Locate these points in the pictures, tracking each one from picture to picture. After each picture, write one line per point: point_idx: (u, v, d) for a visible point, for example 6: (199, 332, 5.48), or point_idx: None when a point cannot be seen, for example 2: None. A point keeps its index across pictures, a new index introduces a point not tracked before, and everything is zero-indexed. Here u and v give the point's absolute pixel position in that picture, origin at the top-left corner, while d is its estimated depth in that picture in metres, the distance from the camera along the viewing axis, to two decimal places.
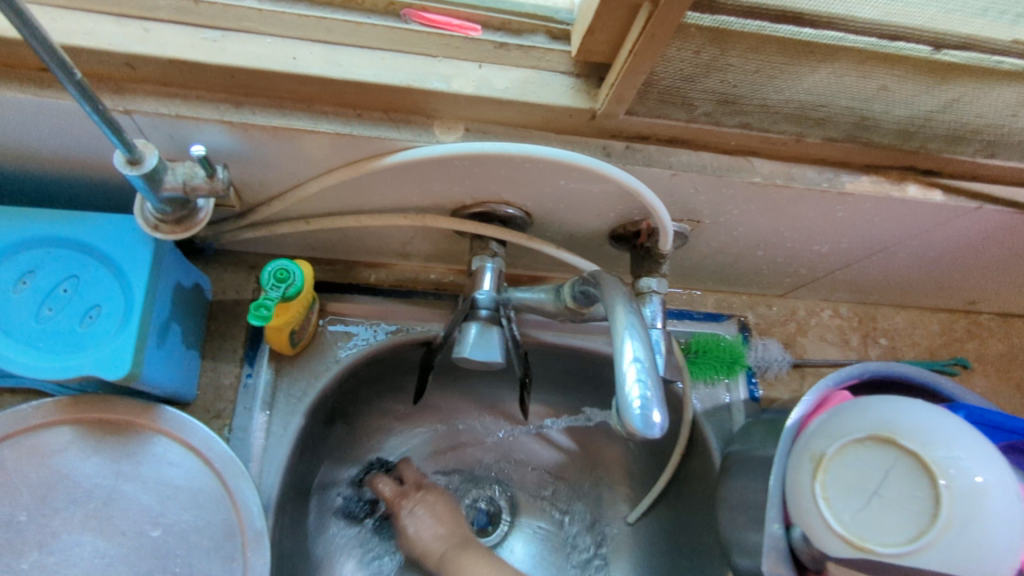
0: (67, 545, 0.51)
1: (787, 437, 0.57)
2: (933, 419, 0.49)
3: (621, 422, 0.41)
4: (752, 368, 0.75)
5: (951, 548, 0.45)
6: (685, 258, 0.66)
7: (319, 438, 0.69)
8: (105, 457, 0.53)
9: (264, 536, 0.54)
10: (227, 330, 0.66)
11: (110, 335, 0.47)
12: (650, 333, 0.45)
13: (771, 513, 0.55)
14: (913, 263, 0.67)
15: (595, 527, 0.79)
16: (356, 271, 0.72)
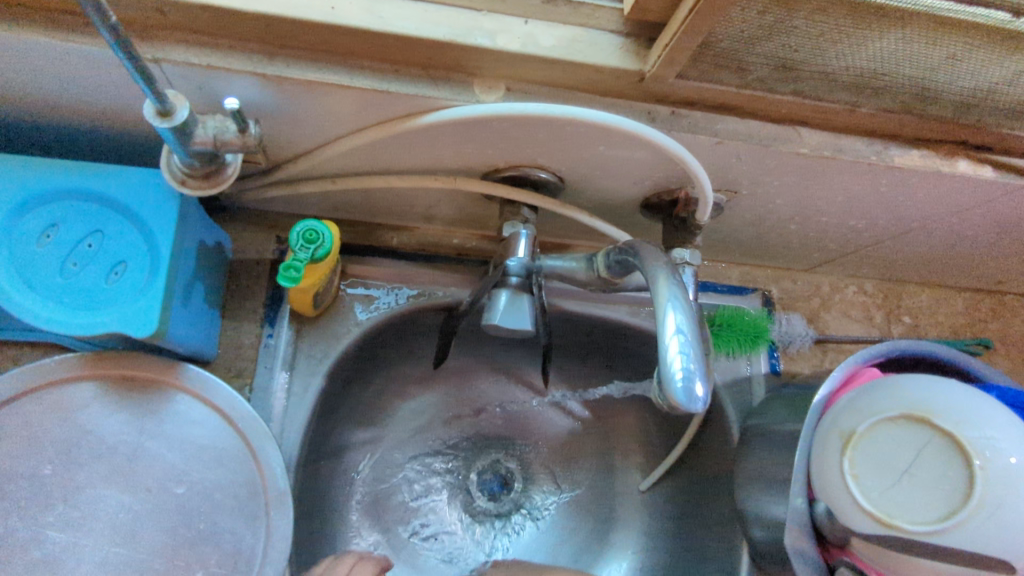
0: (92, 499, 0.51)
1: (814, 412, 0.57)
2: (968, 400, 0.49)
3: (663, 395, 0.41)
4: (774, 343, 0.74)
5: (983, 528, 0.45)
6: (716, 229, 0.65)
7: (336, 399, 0.69)
8: (129, 413, 0.53)
9: (287, 497, 0.54)
10: (248, 290, 0.65)
11: (136, 292, 0.46)
12: (692, 305, 0.44)
13: (794, 488, 0.55)
14: (947, 241, 0.66)
15: (608, 494, 0.79)
16: (378, 233, 0.71)
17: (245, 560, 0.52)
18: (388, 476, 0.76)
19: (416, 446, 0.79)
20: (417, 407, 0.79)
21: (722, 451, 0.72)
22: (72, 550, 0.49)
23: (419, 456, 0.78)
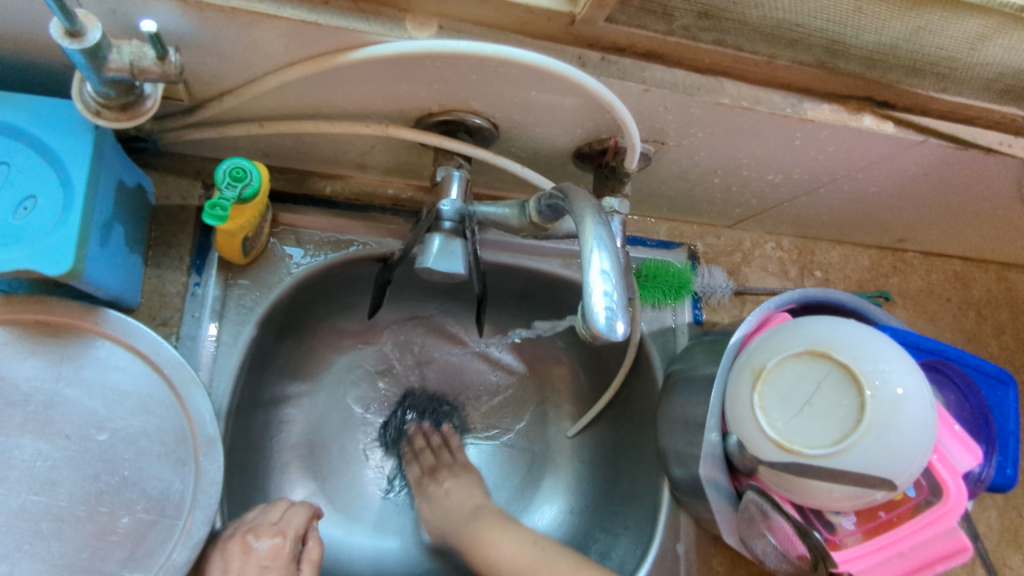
0: (5, 448, 0.49)
1: (730, 353, 0.61)
2: (863, 337, 0.53)
3: (585, 328, 0.43)
4: (697, 294, 0.78)
5: (870, 450, 0.49)
6: (645, 182, 0.67)
7: (269, 352, 0.73)
8: (44, 359, 0.51)
9: (217, 442, 0.54)
10: (172, 238, 0.62)
11: (47, 228, 0.43)
12: (616, 248, 0.46)
13: (710, 424, 0.59)
14: (855, 197, 0.71)
15: (537, 442, 0.86)
16: (310, 182, 0.69)
17: (175, 505, 0.52)
18: (322, 429, 0.80)
19: (350, 399, 0.83)
20: (352, 360, 0.83)
21: (647, 395, 0.77)
22: None
23: (353, 407, 0.83)
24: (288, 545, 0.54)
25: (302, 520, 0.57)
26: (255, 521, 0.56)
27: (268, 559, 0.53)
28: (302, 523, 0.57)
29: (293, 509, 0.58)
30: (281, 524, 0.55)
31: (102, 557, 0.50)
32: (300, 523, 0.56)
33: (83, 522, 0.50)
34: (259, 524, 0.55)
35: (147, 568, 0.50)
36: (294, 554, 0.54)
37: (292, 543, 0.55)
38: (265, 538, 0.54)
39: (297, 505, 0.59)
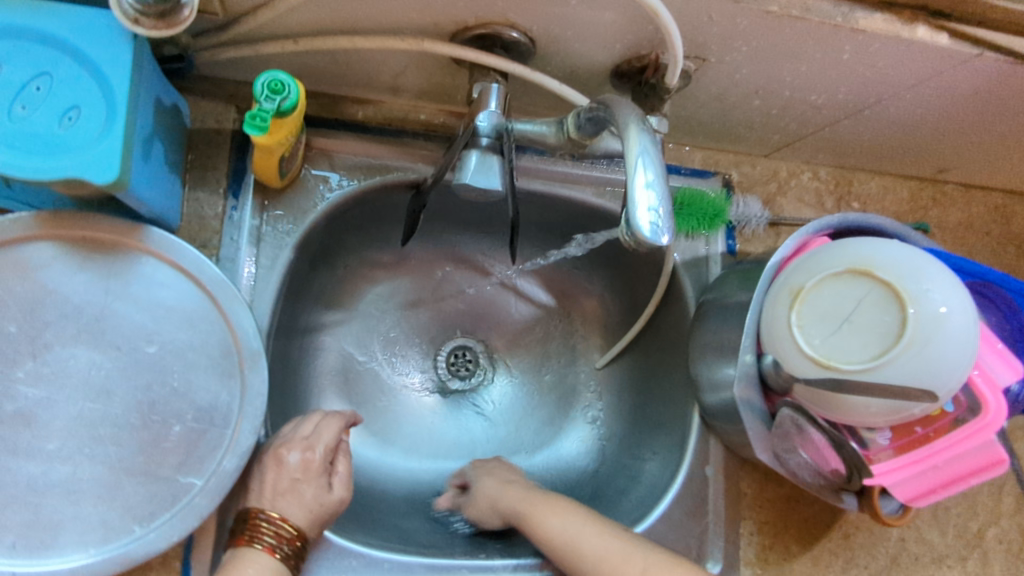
0: (61, 357, 0.51)
1: (767, 276, 0.60)
2: (906, 255, 0.53)
3: (628, 233, 0.44)
4: (732, 223, 0.77)
5: (909, 364, 0.49)
6: (682, 104, 0.66)
7: (304, 280, 0.75)
8: (92, 273, 0.52)
9: (261, 357, 0.55)
10: (209, 161, 0.63)
11: (92, 139, 0.44)
12: (662, 160, 0.45)
13: (744, 346, 0.59)
14: (899, 120, 0.68)
15: (565, 374, 0.88)
16: (343, 106, 0.68)
17: (222, 416, 0.54)
18: (356, 357, 0.82)
19: (383, 329, 0.85)
20: (384, 291, 0.85)
21: (677, 324, 0.78)
22: (46, 404, 0.50)
23: (386, 337, 0.85)
24: (319, 457, 0.57)
25: (335, 434, 0.60)
26: (287, 435, 0.59)
27: (299, 472, 0.56)
28: (335, 436, 0.59)
29: (325, 422, 0.60)
30: (314, 438, 0.58)
31: (157, 461, 0.52)
32: (331, 438, 0.59)
33: (137, 428, 0.52)
34: (290, 439, 0.58)
35: (199, 473, 0.53)
36: (325, 466, 0.58)
37: (324, 456, 0.58)
38: (296, 451, 0.57)
39: (331, 416, 0.61)
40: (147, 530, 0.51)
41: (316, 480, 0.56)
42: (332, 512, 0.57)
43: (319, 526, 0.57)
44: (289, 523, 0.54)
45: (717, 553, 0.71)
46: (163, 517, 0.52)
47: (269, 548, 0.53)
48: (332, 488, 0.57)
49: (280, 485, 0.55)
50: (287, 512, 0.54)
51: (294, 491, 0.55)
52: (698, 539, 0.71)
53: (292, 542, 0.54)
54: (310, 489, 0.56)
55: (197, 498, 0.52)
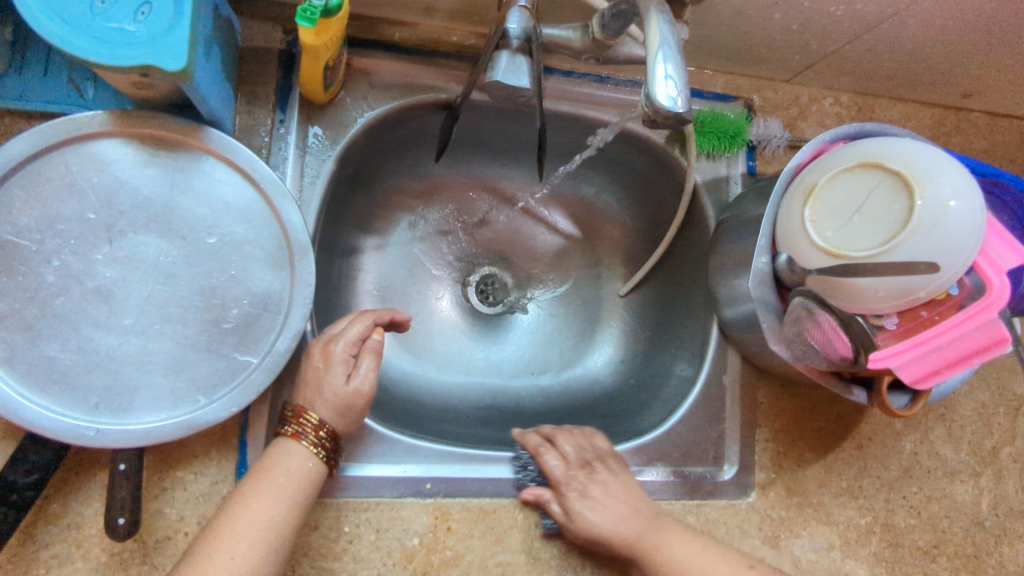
0: (134, 243, 0.57)
1: (786, 180, 0.63)
2: (916, 149, 0.56)
3: (647, 103, 0.48)
4: (752, 144, 0.79)
5: (916, 248, 0.52)
6: (705, 20, 0.68)
7: (344, 200, 0.78)
8: (159, 170, 0.58)
9: (309, 250, 0.60)
10: (258, 77, 0.67)
11: (162, 29, 0.48)
12: (680, 39, 0.48)
13: (760, 249, 0.62)
14: (920, 35, 0.70)
15: (591, 300, 0.92)
16: (379, 28, 0.72)
17: (275, 302, 0.60)
18: (393, 279, 0.87)
19: (417, 254, 0.89)
20: (418, 218, 0.89)
21: (699, 244, 0.81)
22: (121, 284, 0.56)
23: (421, 262, 0.89)
24: (338, 350, 0.60)
25: (362, 331, 0.62)
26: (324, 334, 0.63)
27: (320, 363, 0.60)
28: (362, 330, 0.62)
29: (357, 320, 0.63)
30: (339, 334, 0.61)
31: (218, 340, 0.58)
32: (354, 332, 0.61)
33: (200, 310, 0.58)
34: (325, 335, 0.62)
35: (255, 352, 0.58)
36: (347, 358, 0.60)
37: (345, 348, 0.61)
38: (321, 347, 0.61)
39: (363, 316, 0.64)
40: (211, 400, 0.57)
41: (333, 370, 0.59)
42: (355, 402, 0.59)
43: (343, 416, 0.59)
44: (312, 414, 0.58)
45: (732, 457, 0.76)
46: (225, 390, 0.57)
47: (295, 436, 0.57)
48: (347, 378, 0.59)
49: (308, 377, 0.60)
50: (309, 405, 0.58)
51: (316, 380, 0.59)
52: (715, 442, 0.77)
53: (316, 432, 0.57)
54: (329, 379, 0.59)
55: (254, 374, 0.58)
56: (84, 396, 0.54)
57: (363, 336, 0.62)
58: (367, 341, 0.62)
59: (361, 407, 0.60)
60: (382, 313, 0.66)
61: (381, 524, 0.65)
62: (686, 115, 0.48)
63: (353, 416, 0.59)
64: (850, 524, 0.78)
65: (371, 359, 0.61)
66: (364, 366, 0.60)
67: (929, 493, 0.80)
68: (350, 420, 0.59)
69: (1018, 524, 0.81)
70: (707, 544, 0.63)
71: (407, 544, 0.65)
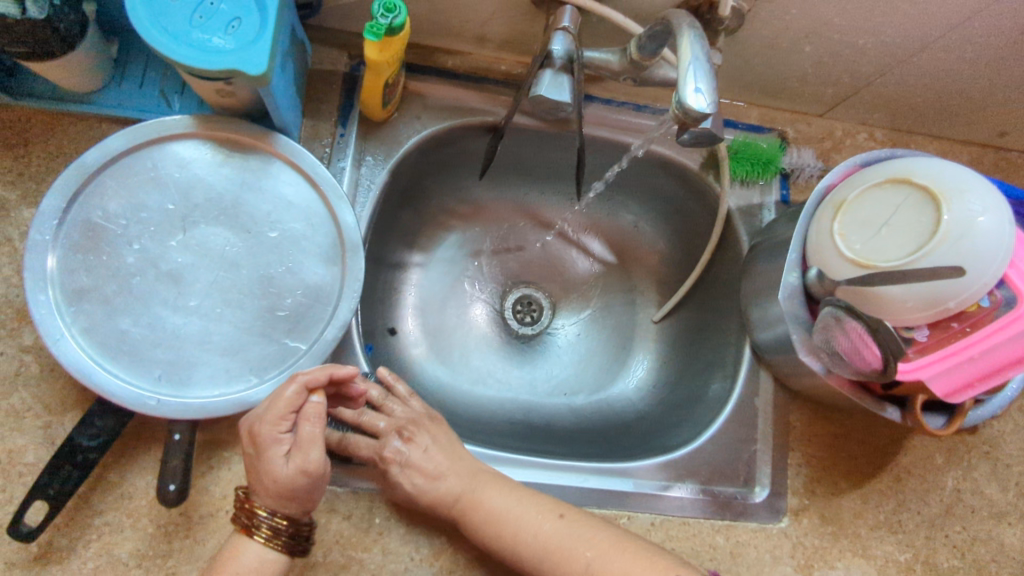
0: (205, 233, 0.62)
1: (817, 199, 0.65)
2: (945, 165, 0.58)
3: (678, 104, 0.51)
4: (785, 172, 0.82)
5: (944, 258, 0.53)
6: (736, 52, 0.73)
7: (393, 215, 0.84)
8: (233, 169, 0.64)
9: (360, 248, 0.65)
10: (324, 95, 0.74)
11: (249, 40, 0.55)
12: (709, 46, 0.52)
13: (790, 265, 0.64)
14: (950, 68, 0.72)
15: (626, 325, 0.93)
16: (435, 56, 0.79)
17: (327, 294, 0.64)
18: (433, 293, 0.90)
19: (458, 271, 0.93)
20: (461, 237, 0.93)
21: (732, 268, 0.83)
22: (191, 269, 0.61)
23: (461, 279, 0.93)
24: (267, 430, 0.54)
25: (293, 401, 0.55)
26: (258, 410, 0.56)
27: (252, 449, 0.54)
28: (292, 403, 0.54)
29: (285, 387, 0.55)
30: (266, 411, 0.54)
31: (272, 326, 0.62)
32: (283, 406, 0.54)
33: (258, 297, 0.62)
34: (257, 412, 0.55)
35: (305, 338, 0.63)
36: (280, 436, 0.54)
37: (274, 427, 0.54)
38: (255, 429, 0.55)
39: (297, 377, 0.56)
40: (262, 380, 0.61)
41: (266, 456, 0.53)
42: (298, 484, 0.53)
43: (291, 500, 0.54)
44: (260, 506, 0.54)
45: (763, 479, 0.76)
46: (275, 371, 0.61)
47: (246, 531, 0.55)
48: (281, 462, 0.53)
49: (249, 464, 0.55)
50: (256, 495, 0.54)
51: (255, 468, 0.54)
52: (746, 463, 0.76)
53: (267, 524, 0.54)
54: (264, 464, 0.53)
55: (303, 359, 0.62)
56: (150, 367, 0.59)
57: (296, 407, 0.55)
58: (303, 411, 0.55)
59: (309, 485, 0.54)
60: (319, 373, 0.56)
61: (410, 519, 0.67)
62: (712, 116, 0.52)
63: (303, 495, 0.54)
64: (888, 560, 0.75)
65: (312, 424, 0.54)
66: (301, 438, 0.54)
67: (975, 534, 0.76)
68: (302, 500, 0.54)
69: None
70: (523, 496, 0.64)
71: (435, 541, 0.67)
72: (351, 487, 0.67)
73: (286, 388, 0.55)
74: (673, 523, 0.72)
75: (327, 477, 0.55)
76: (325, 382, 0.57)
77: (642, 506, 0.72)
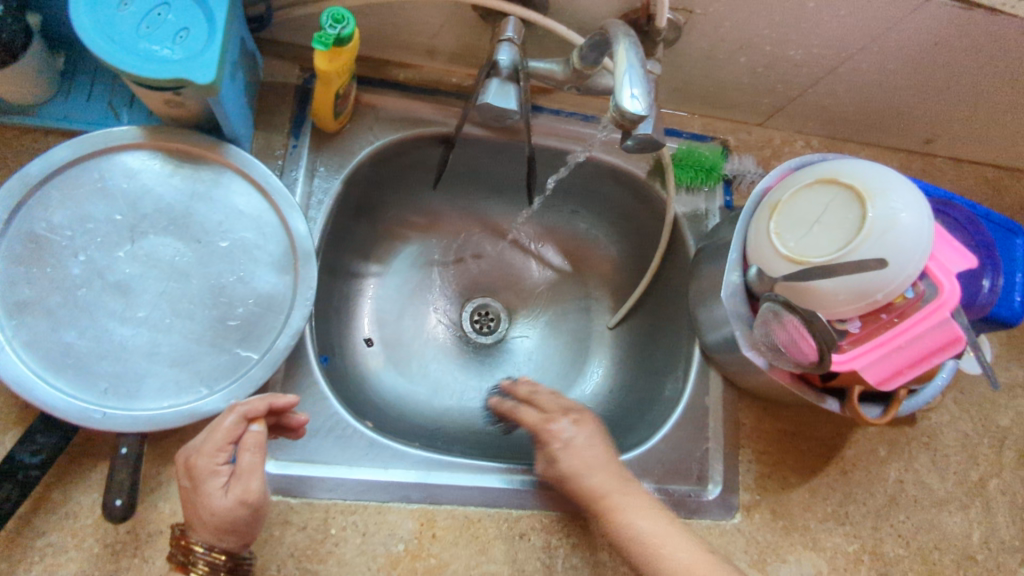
0: (153, 244, 0.62)
1: (755, 201, 0.68)
2: (869, 165, 0.61)
3: (614, 107, 0.54)
4: (728, 178, 0.86)
5: (870, 252, 0.56)
6: (677, 63, 0.76)
7: (349, 225, 0.84)
8: (183, 180, 0.64)
9: (312, 256, 0.65)
10: (276, 108, 0.75)
11: (197, 50, 0.56)
12: (642, 52, 0.55)
13: (732, 266, 0.67)
14: (875, 78, 0.77)
15: (583, 332, 0.95)
16: (387, 69, 0.81)
17: (278, 303, 0.64)
18: (392, 303, 0.91)
19: (416, 281, 0.93)
20: (419, 247, 0.94)
21: (681, 271, 0.86)
22: (138, 280, 0.61)
23: (419, 289, 0.93)
24: (204, 462, 0.53)
25: (231, 432, 0.55)
26: (194, 442, 0.55)
27: (188, 482, 0.54)
28: (230, 434, 0.54)
29: (224, 417, 0.55)
30: (204, 443, 0.54)
31: (223, 336, 0.62)
32: (221, 439, 0.54)
33: (208, 308, 0.62)
34: (195, 443, 0.55)
35: (256, 348, 0.62)
36: (218, 467, 0.54)
37: (211, 458, 0.54)
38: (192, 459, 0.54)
39: (235, 407, 0.56)
40: (212, 391, 0.60)
41: (204, 489, 0.53)
42: (237, 515, 0.53)
43: (229, 533, 0.54)
44: (197, 542, 0.54)
45: (716, 476, 0.78)
46: (226, 382, 0.61)
47: (183, 567, 0.54)
48: (221, 493, 0.53)
49: (183, 496, 0.54)
50: (192, 531, 0.54)
51: (191, 500, 0.53)
52: (699, 460, 0.78)
53: (204, 560, 0.54)
54: (201, 498, 0.53)
55: (255, 368, 0.61)
56: (95, 380, 0.58)
57: (234, 438, 0.55)
58: (241, 443, 0.55)
59: (248, 516, 0.54)
60: (258, 402, 0.56)
61: (367, 528, 0.67)
62: (647, 118, 0.55)
63: (242, 527, 0.54)
64: (838, 551, 0.77)
65: (252, 455, 0.54)
66: (242, 469, 0.54)
67: (918, 523, 0.79)
68: (240, 533, 0.54)
69: (1012, 560, 0.79)
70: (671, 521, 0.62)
71: (392, 549, 0.66)
72: (304, 498, 0.66)
73: (223, 420, 0.54)
74: None
75: (267, 508, 0.55)
76: (265, 411, 0.57)
77: None
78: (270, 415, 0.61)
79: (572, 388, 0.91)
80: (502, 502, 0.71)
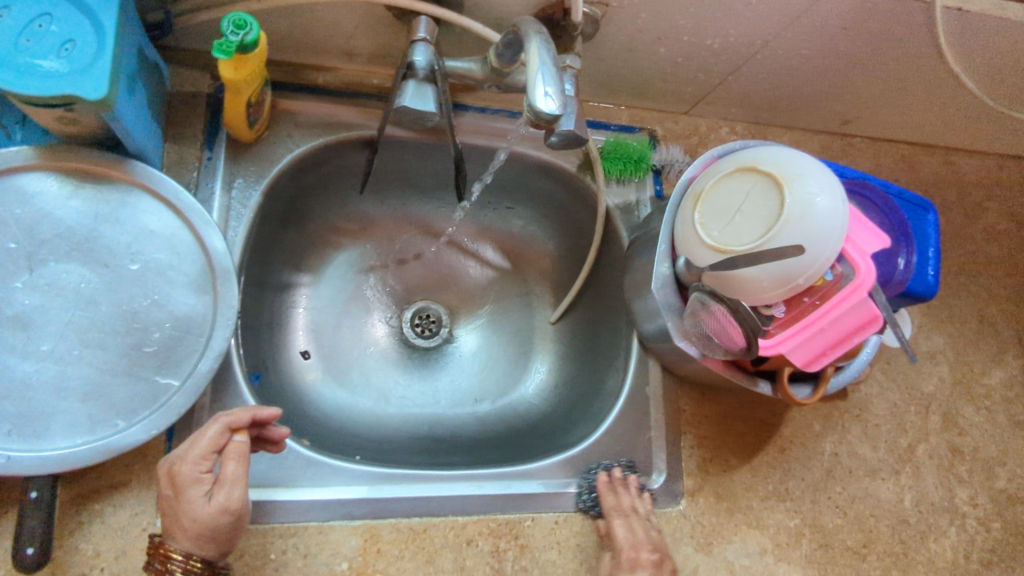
0: (55, 271, 0.58)
1: (681, 191, 0.69)
2: (786, 151, 0.62)
3: (528, 107, 0.53)
4: (657, 168, 0.86)
5: (790, 238, 0.57)
6: (598, 56, 0.76)
7: (275, 236, 0.81)
8: (85, 201, 0.60)
9: (232, 273, 0.62)
10: (187, 119, 0.71)
11: (84, 62, 0.52)
12: (555, 50, 0.54)
13: (661, 257, 0.67)
14: (790, 65, 0.79)
15: (525, 329, 0.94)
16: (305, 73, 0.78)
17: (198, 324, 0.61)
18: (327, 313, 0.88)
19: (351, 289, 0.91)
20: (352, 254, 0.91)
21: (617, 263, 0.86)
22: (40, 311, 0.57)
23: (356, 297, 0.91)
24: (188, 470, 0.53)
25: (216, 440, 0.55)
26: (178, 450, 0.55)
27: (169, 491, 0.53)
28: (214, 443, 0.55)
29: (208, 426, 0.55)
30: (188, 451, 0.54)
31: (139, 364, 0.59)
32: (205, 446, 0.54)
33: (120, 335, 0.59)
34: (178, 452, 0.55)
35: (176, 374, 0.59)
36: (201, 475, 0.53)
37: (196, 466, 0.53)
38: (176, 467, 0.54)
39: (219, 416, 0.56)
40: (131, 424, 0.57)
41: (186, 497, 0.52)
42: (220, 523, 0.53)
43: (209, 541, 0.53)
44: (177, 549, 0.53)
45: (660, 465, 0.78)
46: (146, 413, 0.57)
47: None
48: (203, 500, 0.52)
49: (162, 507, 0.53)
50: (172, 538, 0.53)
51: (172, 509, 0.53)
52: (643, 451, 0.79)
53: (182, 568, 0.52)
54: (184, 505, 0.52)
55: (177, 395, 0.58)
56: None
57: (218, 446, 0.55)
58: (225, 452, 0.55)
59: (230, 525, 0.53)
60: (242, 413, 0.57)
61: (308, 550, 0.65)
62: (563, 117, 0.54)
63: (223, 536, 0.53)
64: (780, 527, 0.79)
65: (236, 463, 0.54)
66: (226, 477, 0.54)
67: (854, 492, 0.82)
68: (220, 542, 0.53)
69: (941, 520, 0.83)
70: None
71: (335, 569, 0.65)
72: None
73: (207, 429, 0.55)
74: (578, 519, 0.73)
75: (247, 517, 0.55)
76: (248, 422, 0.57)
77: (546, 505, 0.73)
78: (251, 428, 0.61)
79: (517, 386, 0.90)
80: (446, 510, 0.70)
